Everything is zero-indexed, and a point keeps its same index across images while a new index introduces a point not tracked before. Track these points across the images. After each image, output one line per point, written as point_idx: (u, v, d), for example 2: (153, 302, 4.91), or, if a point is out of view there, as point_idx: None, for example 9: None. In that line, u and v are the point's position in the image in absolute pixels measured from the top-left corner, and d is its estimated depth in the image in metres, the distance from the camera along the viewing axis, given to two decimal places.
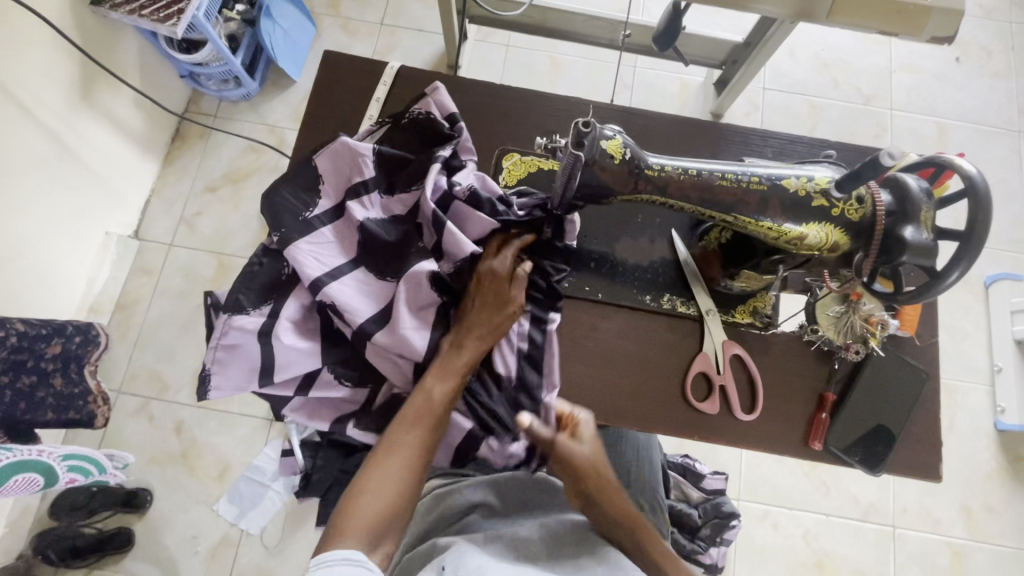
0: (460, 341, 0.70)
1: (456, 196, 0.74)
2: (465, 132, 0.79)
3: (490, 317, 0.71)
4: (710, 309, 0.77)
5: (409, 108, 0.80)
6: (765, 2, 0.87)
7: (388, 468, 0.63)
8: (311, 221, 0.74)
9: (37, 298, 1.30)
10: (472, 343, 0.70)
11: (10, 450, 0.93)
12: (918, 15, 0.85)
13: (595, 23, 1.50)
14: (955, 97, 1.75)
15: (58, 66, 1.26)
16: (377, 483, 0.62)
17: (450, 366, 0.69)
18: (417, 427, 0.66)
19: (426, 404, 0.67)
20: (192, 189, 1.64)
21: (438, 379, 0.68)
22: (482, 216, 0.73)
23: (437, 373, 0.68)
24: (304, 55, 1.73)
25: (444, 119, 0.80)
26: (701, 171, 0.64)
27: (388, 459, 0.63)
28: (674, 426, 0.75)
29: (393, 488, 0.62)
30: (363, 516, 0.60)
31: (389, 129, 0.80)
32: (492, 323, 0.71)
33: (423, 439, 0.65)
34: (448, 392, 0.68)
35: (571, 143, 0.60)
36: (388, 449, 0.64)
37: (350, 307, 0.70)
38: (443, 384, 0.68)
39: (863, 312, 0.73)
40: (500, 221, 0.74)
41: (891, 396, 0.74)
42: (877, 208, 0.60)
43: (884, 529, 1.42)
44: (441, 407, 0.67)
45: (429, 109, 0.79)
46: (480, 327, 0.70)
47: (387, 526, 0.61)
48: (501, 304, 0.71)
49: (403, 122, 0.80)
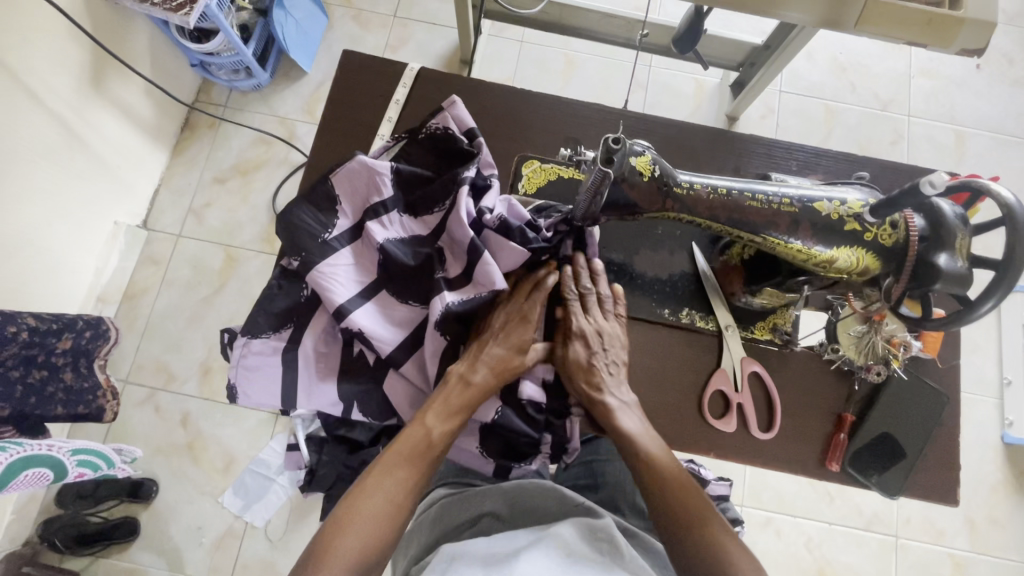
0: (469, 377, 0.69)
1: (486, 224, 0.71)
2: (484, 147, 0.77)
3: (502, 357, 0.71)
4: (730, 325, 0.76)
5: (426, 123, 0.78)
6: (792, 9, 0.84)
7: (376, 500, 0.61)
8: (330, 243, 0.72)
9: (45, 288, 1.30)
10: (481, 381, 0.69)
11: (20, 445, 0.93)
12: (948, 27, 0.81)
13: (612, 21, 1.47)
14: (975, 105, 1.73)
15: (69, 54, 1.24)
16: (365, 517, 0.60)
17: (453, 404, 0.68)
18: (414, 462, 0.64)
19: (425, 440, 0.66)
20: (201, 180, 1.63)
21: (440, 415, 0.67)
22: (512, 244, 0.71)
23: (439, 408, 0.67)
24: (316, 46, 1.71)
25: (463, 134, 0.78)
26: (730, 191, 0.64)
27: (378, 493, 0.62)
28: (691, 442, 0.74)
29: (381, 524, 0.60)
30: (344, 550, 0.58)
31: (407, 143, 0.79)
32: (504, 363, 0.70)
33: (415, 476, 0.64)
34: (448, 430, 0.67)
35: (600, 159, 0.59)
36: (379, 482, 0.62)
37: (378, 334, 0.70)
38: (444, 421, 0.67)
39: (885, 333, 0.73)
40: (529, 248, 0.72)
41: (910, 419, 0.74)
42: (910, 233, 0.59)
43: (887, 539, 1.41)
44: (438, 445, 0.66)
45: (446, 124, 0.78)
46: (490, 364, 0.70)
47: (368, 565, 0.58)
48: (514, 344, 0.72)
49: (420, 137, 0.78)
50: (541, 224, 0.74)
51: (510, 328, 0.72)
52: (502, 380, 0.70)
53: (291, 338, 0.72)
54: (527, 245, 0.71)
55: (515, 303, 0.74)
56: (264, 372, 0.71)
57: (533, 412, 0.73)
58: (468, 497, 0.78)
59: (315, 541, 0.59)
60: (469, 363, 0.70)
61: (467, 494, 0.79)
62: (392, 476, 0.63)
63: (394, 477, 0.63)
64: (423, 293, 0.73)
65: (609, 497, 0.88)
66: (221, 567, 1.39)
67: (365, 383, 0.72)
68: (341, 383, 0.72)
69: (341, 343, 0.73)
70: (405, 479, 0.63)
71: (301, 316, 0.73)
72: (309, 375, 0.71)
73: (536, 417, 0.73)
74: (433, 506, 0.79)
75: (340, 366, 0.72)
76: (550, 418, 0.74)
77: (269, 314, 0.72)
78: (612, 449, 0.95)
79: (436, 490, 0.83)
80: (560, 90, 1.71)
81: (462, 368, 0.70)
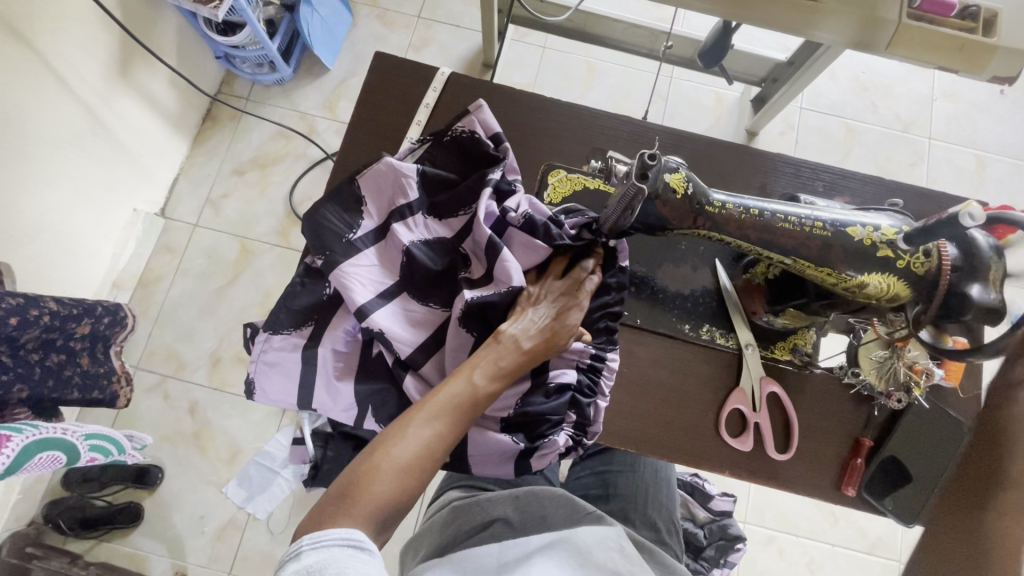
0: (518, 342, 0.66)
1: (509, 222, 0.72)
2: (509, 152, 0.78)
3: (553, 328, 0.68)
4: (750, 343, 0.76)
5: (452, 125, 0.78)
6: (826, 29, 0.83)
7: (412, 447, 0.58)
8: (354, 243, 0.73)
9: (63, 272, 1.31)
10: (530, 349, 0.67)
11: (36, 427, 0.94)
12: (982, 53, 0.80)
13: (636, 31, 1.48)
14: (996, 130, 1.72)
15: (99, 43, 1.26)
16: (396, 464, 0.57)
17: (502, 366, 0.65)
18: (455, 418, 0.61)
19: (469, 397, 0.62)
20: (220, 171, 1.64)
21: (487, 374, 0.64)
22: (535, 242, 0.71)
23: (487, 366, 0.64)
24: (340, 43, 1.72)
25: (488, 138, 0.78)
26: (762, 211, 0.65)
27: (415, 440, 0.59)
28: (712, 463, 0.74)
29: (412, 472, 0.58)
30: (375, 494, 0.55)
31: (431, 145, 0.79)
32: (554, 336, 0.68)
33: (452, 432, 0.61)
34: (493, 391, 0.64)
35: (635, 174, 0.59)
36: (418, 431, 0.59)
37: (399, 335, 0.70)
38: (489, 381, 0.64)
39: (907, 359, 0.73)
40: (554, 245, 0.72)
41: (930, 444, 0.73)
42: (943, 261, 0.59)
43: (890, 564, 1.40)
44: (480, 403, 0.63)
45: (472, 127, 0.77)
46: (543, 330, 0.67)
47: (390, 514, 0.56)
48: (566, 320, 0.69)
49: (446, 139, 0.78)
50: (565, 222, 0.74)
51: (565, 302, 0.70)
52: (549, 350, 0.68)
53: (313, 335, 0.72)
54: (550, 242, 0.72)
55: (569, 279, 0.72)
56: (285, 367, 0.71)
57: (557, 393, 0.70)
58: (480, 501, 0.78)
59: (342, 483, 0.56)
60: (519, 328, 0.67)
61: (479, 498, 0.79)
62: (431, 426, 0.60)
63: (432, 427, 0.60)
64: (445, 296, 0.73)
65: (620, 508, 0.90)
66: (222, 558, 1.39)
67: (384, 381, 0.72)
68: (359, 383, 0.72)
69: (360, 342, 0.74)
70: (443, 433, 0.60)
71: (324, 313, 0.73)
72: (330, 372, 0.72)
73: (557, 398, 0.70)
74: (445, 508, 0.80)
75: (361, 364, 0.73)
76: (576, 397, 0.71)
77: (292, 311, 0.73)
78: (624, 460, 0.95)
79: (450, 492, 0.84)
80: (579, 98, 1.71)
81: (514, 331, 0.67)
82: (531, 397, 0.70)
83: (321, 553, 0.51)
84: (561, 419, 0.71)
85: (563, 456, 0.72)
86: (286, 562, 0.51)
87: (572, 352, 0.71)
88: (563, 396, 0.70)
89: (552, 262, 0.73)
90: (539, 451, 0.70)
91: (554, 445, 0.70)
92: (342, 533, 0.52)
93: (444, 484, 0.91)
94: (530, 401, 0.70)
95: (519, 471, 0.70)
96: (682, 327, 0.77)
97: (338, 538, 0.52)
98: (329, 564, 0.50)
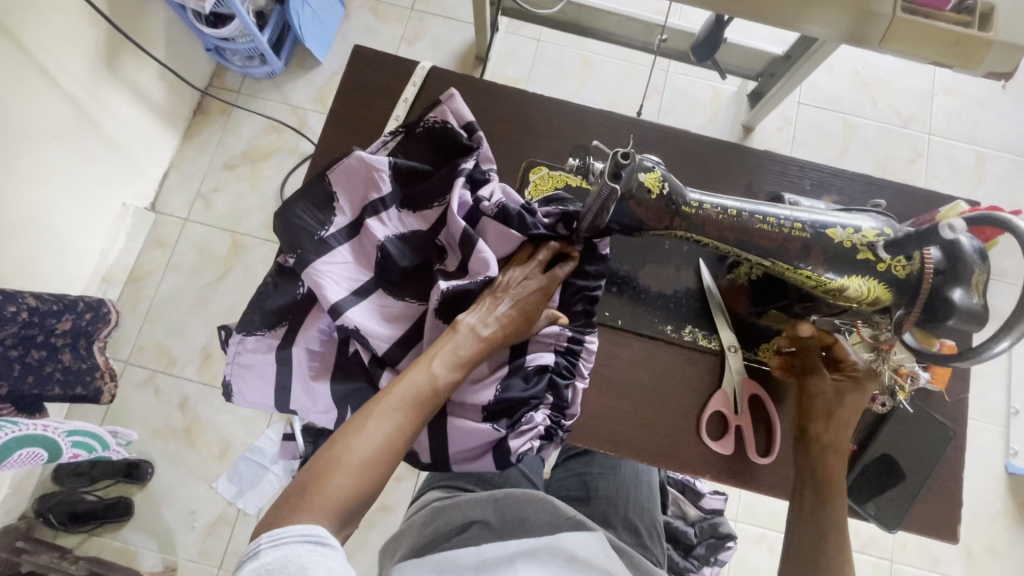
0: (479, 330, 0.65)
1: (483, 212, 0.71)
2: (484, 142, 0.77)
3: (514, 315, 0.67)
4: (733, 345, 0.74)
5: (424, 117, 0.77)
6: (816, 23, 0.82)
7: (374, 440, 0.57)
8: (327, 241, 0.71)
9: (50, 267, 1.30)
10: (491, 336, 0.66)
11: (16, 424, 0.93)
12: (977, 48, 0.78)
13: (631, 25, 1.45)
14: (997, 126, 1.69)
15: (85, 35, 1.24)
16: (357, 458, 0.56)
17: (463, 355, 0.64)
18: (416, 409, 0.60)
19: (429, 388, 0.61)
20: (210, 165, 1.63)
21: (448, 364, 0.63)
22: (509, 230, 0.70)
23: (447, 356, 0.63)
24: (331, 35, 1.70)
25: (462, 128, 0.77)
26: (741, 212, 0.63)
27: (376, 432, 0.58)
28: (692, 465, 0.73)
29: (374, 465, 0.57)
30: (336, 489, 0.54)
31: (404, 138, 0.77)
32: (515, 322, 0.67)
33: (414, 422, 0.60)
34: (454, 380, 0.63)
35: (608, 173, 0.57)
36: (378, 424, 0.58)
37: (373, 331, 0.69)
38: (451, 370, 0.63)
39: (893, 362, 0.70)
40: (528, 235, 0.71)
41: (912, 448, 0.72)
42: (924, 266, 0.57)
43: (881, 563, 1.39)
44: (442, 393, 0.62)
45: (445, 118, 0.76)
46: (504, 317, 0.67)
47: (354, 507, 0.55)
48: (528, 307, 0.68)
49: (418, 131, 0.77)
50: (539, 212, 0.73)
51: (527, 289, 0.68)
52: (510, 338, 0.67)
53: (288, 334, 0.71)
54: (524, 229, 0.70)
55: (529, 267, 0.70)
56: (260, 368, 0.70)
57: (536, 374, 0.70)
58: (459, 503, 0.77)
59: (302, 480, 0.55)
60: (480, 316, 0.66)
61: (457, 501, 0.78)
62: (392, 418, 0.59)
63: (392, 419, 0.59)
64: (421, 290, 0.72)
65: (600, 510, 0.89)
66: (211, 553, 1.39)
67: (359, 381, 0.71)
68: (335, 383, 0.70)
69: (336, 341, 0.72)
70: (405, 424, 0.59)
71: (300, 312, 0.72)
72: (305, 371, 0.70)
73: (534, 379, 0.69)
74: (423, 509, 0.79)
75: (337, 364, 0.71)
76: (553, 378, 0.70)
77: (266, 311, 0.72)
78: (607, 462, 0.95)
79: (429, 493, 0.83)
80: (574, 92, 1.69)
81: (473, 320, 0.66)
82: (509, 381, 0.69)
83: (281, 550, 0.48)
84: (540, 402, 0.70)
85: (546, 443, 0.69)
86: (244, 562, 0.49)
87: (548, 335, 0.71)
88: (541, 379, 0.69)
89: (516, 252, 0.71)
90: (518, 436, 0.68)
91: (533, 422, 0.68)
92: (302, 529, 0.50)
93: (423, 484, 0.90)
94: (509, 385, 0.69)
95: (500, 463, 0.67)
96: (662, 327, 0.76)
97: (299, 534, 0.50)
98: (290, 561, 0.48)
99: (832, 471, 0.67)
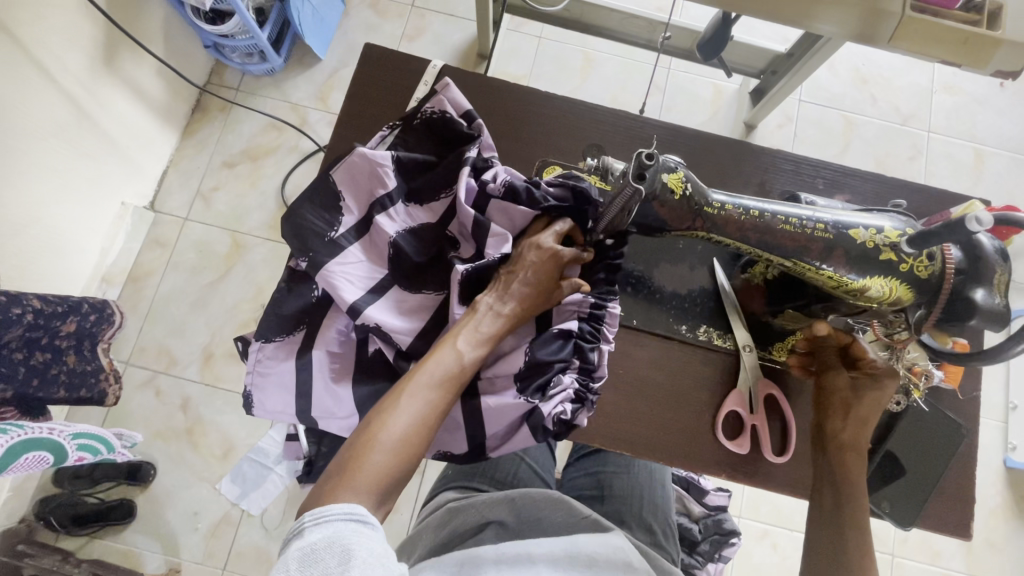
0: (501, 307, 0.65)
1: (491, 193, 0.71)
2: (483, 129, 0.76)
3: (536, 289, 0.66)
4: (747, 344, 0.75)
5: (420, 108, 0.77)
6: (827, 20, 0.81)
7: (406, 419, 0.57)
8: (338, 242, 0.71)
9: (49, 268, 1.29)
10: (513, 312, 0.65)
11: (21, 428, 0.92)
12: (985, 47, 0.78)
13: (634, 22, 1.45)
14: (995, 123, 1.70)
15: (84, 32, 1.22)
16: (392, 437, 0.56)
17: (487, 332, 0.64)
18: (446, 386, 0.60)
19: (457, 366, 0.61)
20: (210, 164, 1.61)
21: (472, 342, 0.63)
22: (518, 208, 0.70)
23: (471, 334, 0.63)
24: (331, 32, 1.68)
25: (460, 116, 0.77)
26: (763, 213, 0.63)
27: (408, 411, 0.57)
28: (707, 465, 0.73)
29: (411, 442, 0.57)
30: (373, 467, 0.54)
31: (403, 131, 0.77)
32: (537, 297, 0.66)
33: (446, 399, 0.60)
34: (480, 357, 0.63)
35: (632, 174, 0.57)
36: (410, 403, 0.58)
37: (394, 327, 0.68)
38: (476, 348, 0.63)
39: (906, 360, 0.72)
40: (538, 208, 0.70)
41: (926, 444, 0.73)
42: (946, 265, 0.59)
43: (883, 557, 1.40)
44: (469, 370, 0.62)
45: (442, 107, 0.76)
46: (526, 293, 0.66)
47: (391, 485, 0.55)
48: (550, 281, 0.67)
49: (416, 123, 0.77)
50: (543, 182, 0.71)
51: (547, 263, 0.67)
52: (532, 311, 0.66)
53: (305, 339, 0.71)
54: (535, 205, 0.70)
55: (545, 238, 0.68)
56: (276, 370, 0.70)
57: (562, 341, 0.68)
58: (474, 503, 0.77)
59: (339, 462, 0.55)
60: (501, 293, 0.66)
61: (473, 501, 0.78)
62: (424, 396, 0.58)
63: (425, 397, 0.58)
64: (437, 282, 0.72)
65: (616, 511, 0.89)
66: (215, 554, 1.38)
67: (376, 381, 0.70)
68: (351, 383, 0.70)
69: (354, 342, 0.72)
70: (437, 402, 0.59)
71: (315, 313, 0.72)
72: (326, 376, 0.70)
73: (558, 344, 0.68)
74: (438, 510, 0.79)
75: (356, 365, 0.71)
76: (579, 342, 0.69)
77: (281, 314, 0.71)
78: (619, 462, 0.95)
79: (445, 493, 0.83)
80: (576, 89, 1.68)
81: (493, 298, 0.66)
82: (538, 348, 0.68)
83: (325, 529, 0.48)
84: (567, 366, 0.68)
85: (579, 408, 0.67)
86: (290, 540, 0.49)
87: (570, 303, 0.70)
88: (566, 344, 0.68)
89: (531, 227, 0.70)
90: (548, 401, 0.66)
91: (561, 386, 0.67)
92: (344, 508, 0.50)
93: (437, 486, 0.90)
94: (537, 351, 0.68)
95: (535, 430, 0.65)
96: (677, 326, 0.76)
97: (340, 514, 0.50)
98: (334, 540, 0.48)
99: (849, 469, 0.67)
